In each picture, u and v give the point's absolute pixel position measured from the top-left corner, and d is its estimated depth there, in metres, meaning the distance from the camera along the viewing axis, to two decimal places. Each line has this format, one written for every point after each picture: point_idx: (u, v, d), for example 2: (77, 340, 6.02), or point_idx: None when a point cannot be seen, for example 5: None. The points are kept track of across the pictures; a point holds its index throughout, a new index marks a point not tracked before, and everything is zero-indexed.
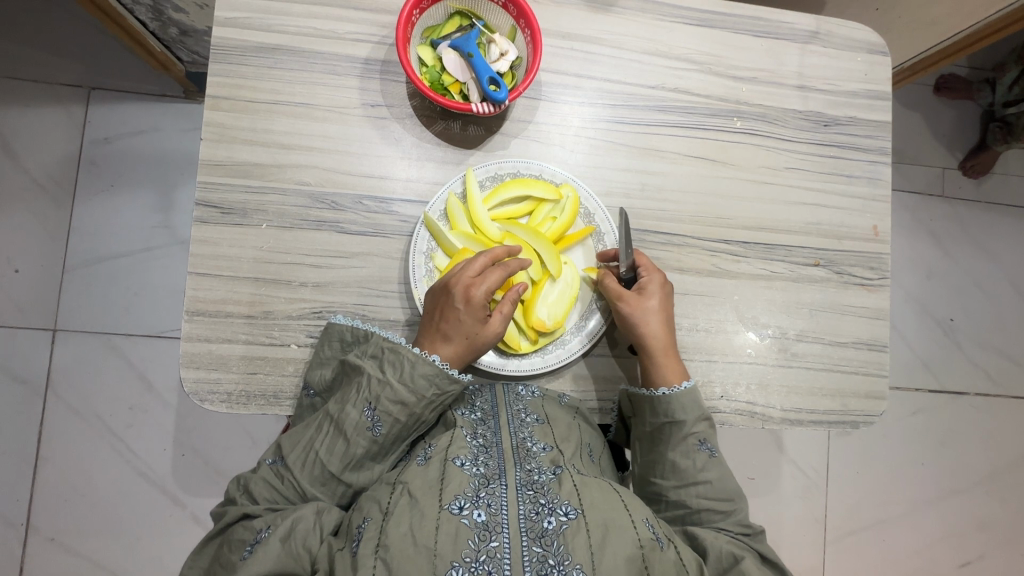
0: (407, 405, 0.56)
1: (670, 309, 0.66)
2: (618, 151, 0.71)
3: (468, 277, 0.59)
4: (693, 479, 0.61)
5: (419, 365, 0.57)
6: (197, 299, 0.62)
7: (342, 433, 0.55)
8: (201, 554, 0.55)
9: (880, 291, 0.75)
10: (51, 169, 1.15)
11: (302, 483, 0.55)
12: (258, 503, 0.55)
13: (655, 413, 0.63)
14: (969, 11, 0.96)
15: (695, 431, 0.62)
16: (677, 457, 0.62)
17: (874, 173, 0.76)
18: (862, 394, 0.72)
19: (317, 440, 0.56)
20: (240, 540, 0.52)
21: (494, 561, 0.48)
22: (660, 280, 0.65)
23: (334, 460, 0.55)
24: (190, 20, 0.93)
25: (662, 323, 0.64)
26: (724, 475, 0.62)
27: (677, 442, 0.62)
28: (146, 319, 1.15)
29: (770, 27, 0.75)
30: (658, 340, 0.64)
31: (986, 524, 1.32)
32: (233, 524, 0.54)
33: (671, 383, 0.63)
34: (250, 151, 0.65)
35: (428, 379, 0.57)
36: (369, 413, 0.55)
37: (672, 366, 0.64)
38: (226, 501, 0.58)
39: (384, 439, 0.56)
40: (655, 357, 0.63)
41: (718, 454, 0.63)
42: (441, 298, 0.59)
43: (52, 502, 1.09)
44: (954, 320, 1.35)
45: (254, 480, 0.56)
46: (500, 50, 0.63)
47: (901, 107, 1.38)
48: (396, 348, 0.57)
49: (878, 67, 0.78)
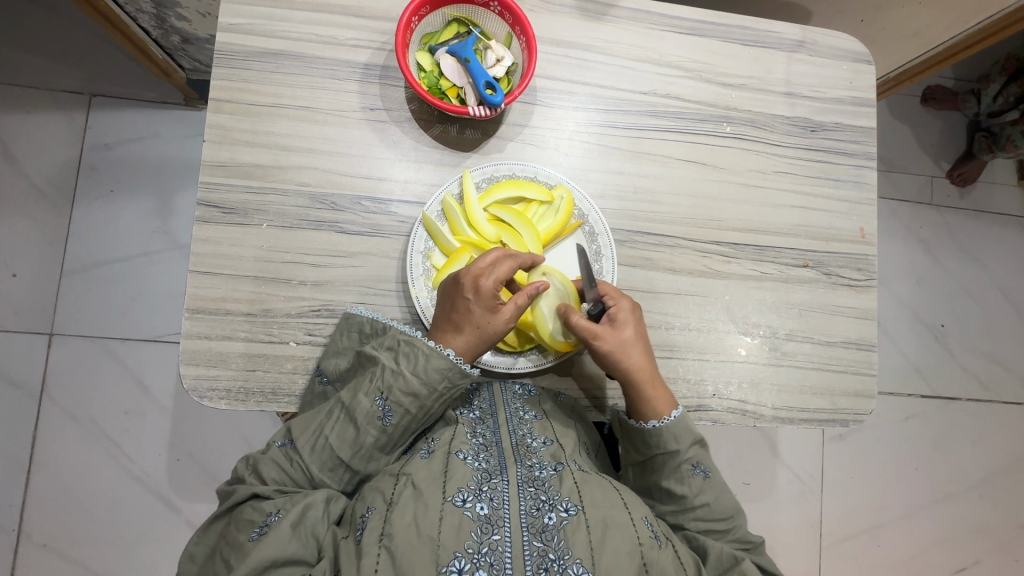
0: (418, 397, 0.57)
1: (644, 335, 0.65)
2: (611, 155, 0.73)
3: (477, 267, 0.59)
4: (689, 504, 0.61)
5: (433, 358, 0.57)
6: (198, 298, 0.63)
7: (354, 421, 0.56)
8: (208, 531, 0.57)
9: (868, 292, 0.76)
10: (49, 174, 1.16)
11: (311, 468, 0.56)
12: (267, 483, 0.56)
13: (647, 444, 0.63)
14: (951, 23, 0.99)
15: (687, 457, 0.62)
16: (671, 485, 0.62)
17: (860, 177, 0.78)
18: (852, 393, 0.74)
19: (328, 426, 0.57)
20: (248, 521, 0.53)
21: (496, 553, 0.49)
22: (629, 307, 0.64)
23: (344, 448, 0.56)
24: (192, 28, 0.95)
25: (640, 352, 0.63)
26: (720, 496, 0.62)
27: (670, 470, 0.62)
28: (144, 323, 1.15)
29: (758, 35, 0.77)
30: (640, 370, 0.63)
31: (979, 529, 1.33)
32: (241, 504, 0.55)
33: (660, 415, 0.62)
34: (251, 153, 0.66)
35: (441, 372, 0.57)
36: (382, 402, 0.56)
37: (660, 394, 0.63)
38: (234, 479, 0.59)
39: (393, 429, 0.57)
40: (642, 388, 0.63)
41: (712, 475, 0.62)
42: (451, 290, 0.60)
43: (46, 507, 1.09)
44: (944, 326, 1.37)
45: (263, 461, 0.56)
46: (496, 56, 0.65)
47: (889, 117, 1.41)
48: (411, 341, 0.58)
49: (864, 74, 0.80)
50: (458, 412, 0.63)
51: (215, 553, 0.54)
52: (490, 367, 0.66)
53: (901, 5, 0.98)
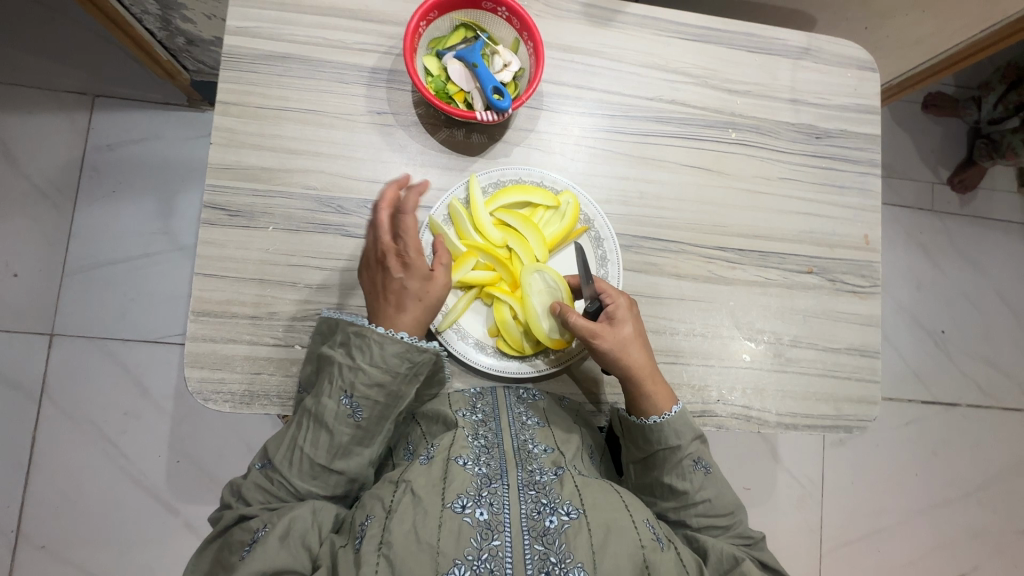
0: (383, 386, 0.57)
1: (641, 331, 0.65)
2: (616, 160, 0.73)
3: (394, 246, 0.60)
4: (691, 500, 0.61)
5: (388, 344, 0.57)
6: (203, 300, 0.63)
7: (324, 425, 0.56)
8: (202, 557, 0.57)
9: (873, 299, 0.77)
10: (51, 176, 1.15)
11: (292, 480, 0.56)
12: (253, 505, 0.56)
13: (648, 441, 0.63)
14: (954, 30, 1.00)
15: (689, 453, 0.62)
16: (673, 481, 0.62)
17: (865, 184, 0.78)
18: (855, 399, 0.74)
19: (300, 437, 0.57)
20: (239, 542, 0.53)
21: (496, 559, 0.49)
22: (626, 305, 0.64)
23: (321, 452, 0.56)
24: (198, 30, 0.95)
25: (639, 348, 0.63)
26: (721, 492, 0.62)
27: (672, 466, 0.62)
28: (145, 325, 1.15)
29: (763, 42, 0.77)
30: (640, 368, 0.63)
31: (978, 535, 1.33)
32: (232, 527, 0.56)
33: (661, 410, 0.63)
34: (258, 156, 0.66)
35: (399, 356, 0.57)
36: (347, 400, 0.56)
37: (659, 389, 0.63)
38: (224, 506, 0.59)
39: (367, 423, 0.57)
40: (644, 385, 0.63)
41: (714, 471, 0.63)
42: (379, 275, 0.60)
43: (44, 508, 1.08)
44: (944, 332, 1.38)
45: (246, 485, 0.57)
46: (503, 61, 0.66)
47: (890, 123, 1.41)
48: (361, 332, 0.57)
49: (867, 82, 0.80)
50: (459, 414, 0.62)
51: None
52: (493, 371, 0.66)
53: (903, 13, 0.99)
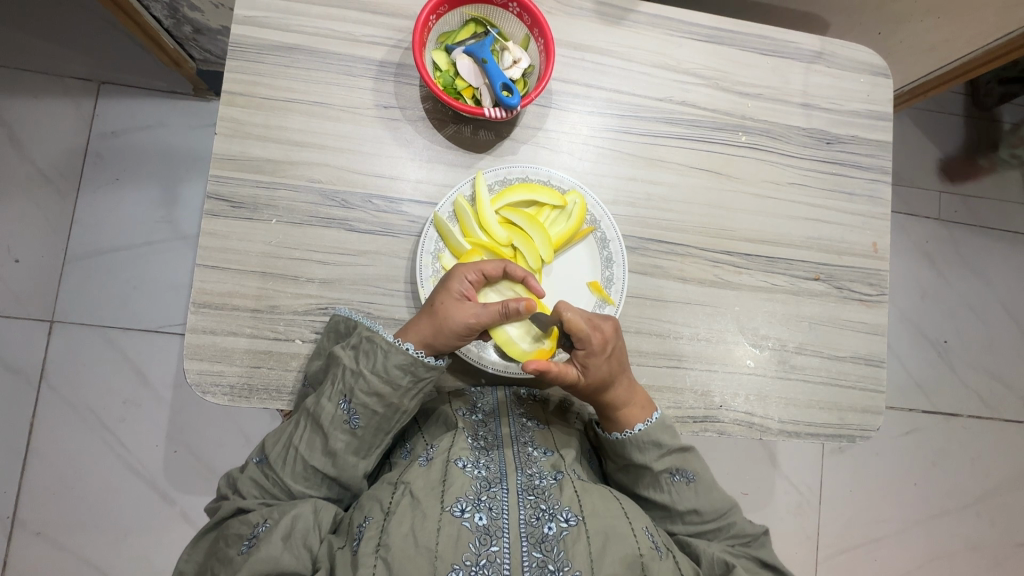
0: (382, 396, 0.57)
1: (618, 361, 0.60)
2: (624, 161, 0.72)
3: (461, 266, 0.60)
4: (674, 510, 0.61)
5: (392, 354, 0.57)
6: (204, 292, 0.63)
7: (320, 428, 0.56)
8: (197, 547, 0.57)
9: (879, 307, 0.76)
10: (55, 160, 1.15)
11: (287, 481, 0.56)
12: (249, 499, 0.56)
13: (623, 457, 0.63)
14: (970, 37, 0.99)
15: (662, 467, 0.61)
16: (652, 494, 0.62)
17: (874, 191, 0.77)
18: (858, 408, 0.73)
19: (297, 437, 0.57)
20: (236, 535, 0.53)
21: (493, 566, 0.48)
22: (600, 343, 0.59)
23: (316, 455, 0.57)
24: (205, 19, 0.94)
25: (612, 383, 0.60)
26: (706, 499, 0.61)
27: (647, 480, 0.62)
28: (146, 314, 1.14)
29: (778, 45, 0.76)
30: (610, 398, 0.61)
31: (975, 546, 1.33)
32: (229, 519, 0.56)
33: (626, 427, 0.62)
34: (262, 147, 0.66)
35: (402, 368, 0.57)
36: (346, 406, 0.56)
37: (629, 407, 0.62)
38: (220, 498, 0.60)
39: (363, 431, 0.57)
40: (611, 411, 0.62)
41: (696, 478, 0.62)
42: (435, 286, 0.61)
43: (40, 494, 1.08)
44: (948, 342, 1.37)
45: (241, 479, 0.58)
46: (512, 57, 0.65)
47: (900, 129, 1.40)
48: (371, 338, 0.57)
49: (880, 88, 0.79)
50: (459, 415, 0.61)
51: (207, 569, 0.54)
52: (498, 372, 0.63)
53: (918, 20, 0.97)
